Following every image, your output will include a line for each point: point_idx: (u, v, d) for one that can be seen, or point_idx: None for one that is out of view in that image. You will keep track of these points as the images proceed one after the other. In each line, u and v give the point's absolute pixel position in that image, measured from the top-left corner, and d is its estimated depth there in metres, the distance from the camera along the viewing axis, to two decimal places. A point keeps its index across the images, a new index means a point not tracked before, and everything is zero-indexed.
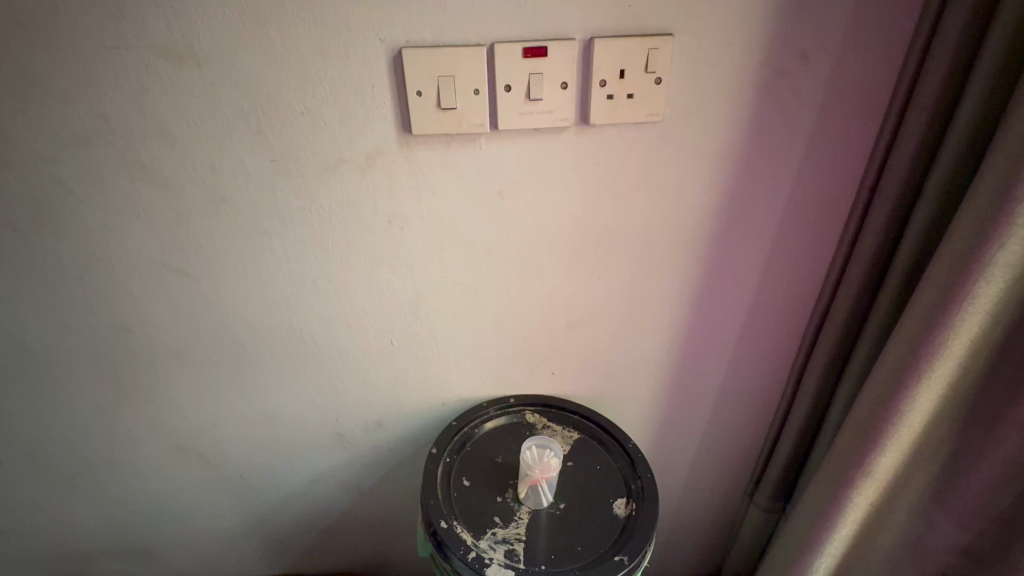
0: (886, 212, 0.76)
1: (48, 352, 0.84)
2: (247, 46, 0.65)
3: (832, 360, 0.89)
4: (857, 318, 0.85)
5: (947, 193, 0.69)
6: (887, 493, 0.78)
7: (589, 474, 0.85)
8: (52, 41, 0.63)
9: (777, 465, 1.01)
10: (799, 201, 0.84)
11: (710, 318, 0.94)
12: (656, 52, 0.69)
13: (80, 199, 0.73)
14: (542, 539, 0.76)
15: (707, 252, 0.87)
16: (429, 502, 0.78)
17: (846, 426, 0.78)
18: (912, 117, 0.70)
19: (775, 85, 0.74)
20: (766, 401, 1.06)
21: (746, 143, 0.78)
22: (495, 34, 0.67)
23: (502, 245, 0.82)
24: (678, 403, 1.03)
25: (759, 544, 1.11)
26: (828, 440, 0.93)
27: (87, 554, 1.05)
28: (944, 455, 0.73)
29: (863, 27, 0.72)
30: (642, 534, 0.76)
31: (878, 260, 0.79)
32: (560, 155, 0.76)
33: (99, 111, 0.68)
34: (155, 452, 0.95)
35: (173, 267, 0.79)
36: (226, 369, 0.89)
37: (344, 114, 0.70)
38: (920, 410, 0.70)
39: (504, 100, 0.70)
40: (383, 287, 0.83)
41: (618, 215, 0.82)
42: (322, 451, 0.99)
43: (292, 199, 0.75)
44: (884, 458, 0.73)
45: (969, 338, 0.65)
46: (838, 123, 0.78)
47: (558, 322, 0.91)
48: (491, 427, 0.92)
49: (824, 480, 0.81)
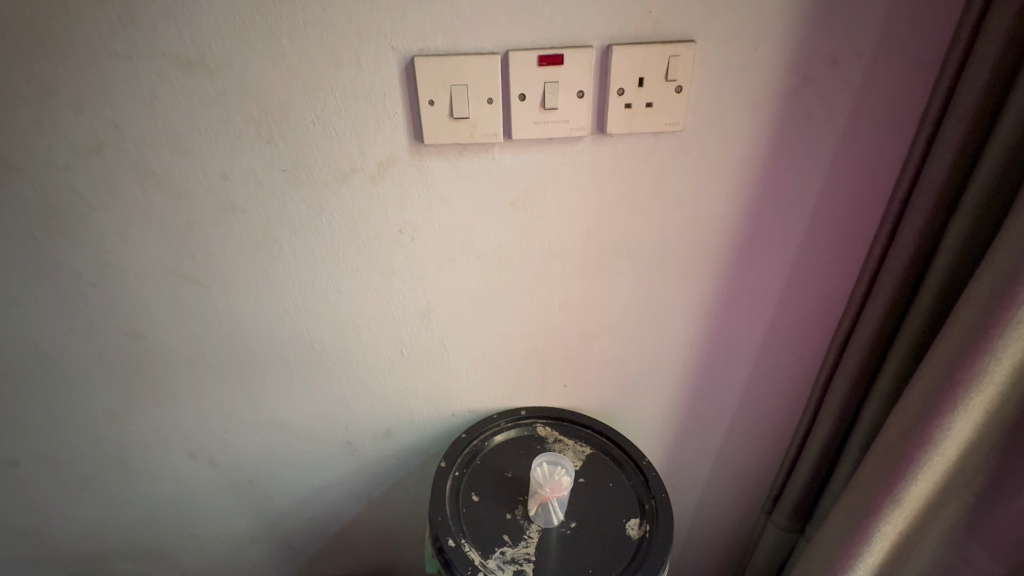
0: (919, 224, 0.72)
1: (64, 358, 0.84)
2: (257, 54, 0.64)
3: (858, 377, 0.85)
4: (885, 335, 0.81)
5: (986, 207, 0.65)
6: (918, 521, 0.74)
7: (601, 491, 0.83)
8: (65, 51, 0.63)
9: (797, 485, 0.98)
10: (825, 211, 0.81)
11: (729, 333, 0.91)
12: (677, 59, 0.66)
13: (92, 206, 0.73)
14: (552, 560, 0.74)
15: (727, 265, 0.84)
16: (436, 518, 0.77)
17: (874, 449, 0.75)
18: (949, 125, 0.66)
19: (803, 92, 0.71)
20: (786, 418, 1.02)
21: (771, 154, 0.75)
22: (508, 41, 0.65)
23: (516, 257, 0.80)
24: (695, 418, 1.00)
25: (776, 563, 1.07)
26: (853, 461, 0.89)
27: (100, 554, 1.06)
28: (978, 482, 0.69)
29: (897, 32, 0.68)
30: (656, 556, 0.74)
31: (909, 275, 0.75)
32: (575, 164, 0.74)
33: (111, 121, 0.67)
34: (167, 455, 0.95)
35: (185, 275, 0.79)
36: (238, 377, 0.88)
37: (356, 123, 0.69)
38: (955, 436, 0.66)
39: (519, 109, 0.67)
40: (394, 297, 0.82)
41: (635, 226, 0.80)
42: (331, 460, 0.98)
43: (303, 209, 0.74)
44: (915, 485, 0.69)
45: (1011, 363, 0.61)
46: (868, 133, 0.75)
47: (571, 333, 0.89)
48: (501, 439, 0.90)
49: (848, 505, 0.77)
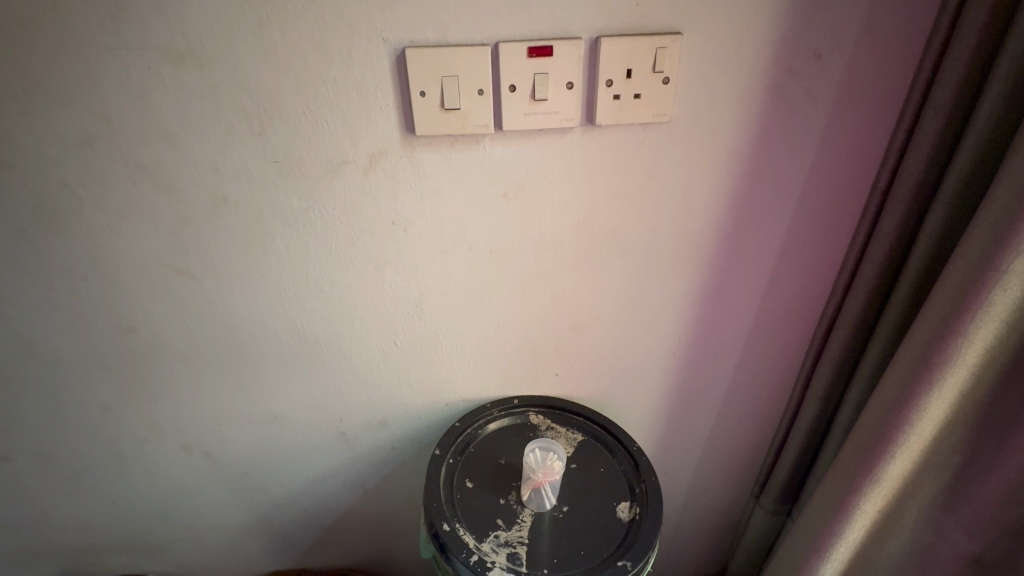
0: (899, 214, 0.74)
1: (56, 352, 0.84)
2: (248, 46, 0.64)
3: (841, 363, 0.87)
4: (867, 322, 0.83)
5: (962, 196, 0.68)
6: (896, 500, 0.76)
7: (593, 476, 0.85)
8: (54, 44, 0.63)
9: (783, 468, 1.00)
10: (810, 201, 0.82)
11: (718, 323, 0.93)
12: (663, 51, 0.68)
13: (83, 201, 0.73)
14: (545, 542, 0.76)
15: (715, 255, 0.86)
16: (431, 503, 0.78)
17: (855, 432, 0.77)
18: (927, 117, 0.68)
19: (787, 84, 0.73)
20: (773, 405, 1.05)
21: (756, 146, 0.77)
22: (498, 33, 0.66)
23: (508, 249, 0.82)
24: (684, 405, 1.03)
25: (763, 545, 1.10)
26: (835, 445, 0.92)
27: (95, 550, 1.07)
28: (954, 463, 0.71)
29: (878, 25, 0.70)
30: (644, 538, 0.75)
31: (889, 264, 0.78)
32: (566, 156, 0.75)
33: (101, 114, 0.67)
34: (162, 449, 0.96)
35: (177, 269, 0.79)
36: (231, 370, 0.89)
37: (347, 116, 0.69)
38: (930, 417, 0.68)
39: (509, 101, 0.68)
40: (387, 289, 0.83)
41: (625, 217, 0.81)
42: (325, 451, 0.99)
43: (295, 202, 0.75)
44: (893, 464, 0.72)
45: (984, 346, 0.63)
46: (851, 126, 0.77)
47: (562, 323, 0.90)
48: (494, 427, 0.92)
49: (831, 486, 0.80)
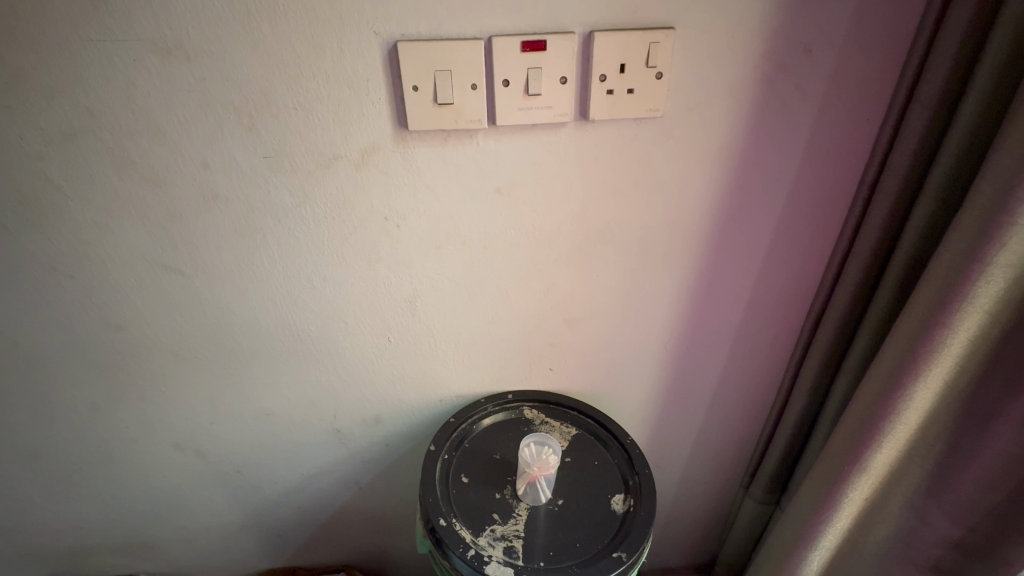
0: (886, 207, 0.75)
1: (42, 351, 0.83)
2: (236, 38, 0.63)
3: (830, 355, 0.89)
4: (855, 314, 0.84)
5: (947, 190, 0.69)
6: (882, 487, 0.78)
7: (587, 469, 0.85)
8: (35, 35, 0.61)
9: (772, 458, 1.02)
10: (800, 195, 0.83)
11: (709, 316, 0.94)
12: (656, 46, 0.68)
13: (68, 196, 0.71)
14: (540, 535, 0.77)
15: (706, 249, 0.86)
16: (428, 499, 0.78)
17: (843, 422, 0.79)
18: (914, 112, 0.69)
19: (778, 78, 0.73)
20: (763, 396, 1.06)
21: (747, 140, 0.77)
22: (491, 27, 0.66)
23: (502, 244, 0.82)
24: (676, 398, 1.04)
25: (754, 534, 1.12)
26: (823, 435, 0.93)
27: (85, 551, 1.06)
28: (937, 452, 0.72)
29: (867, 21, 0.70)
30: (639, 530, 0.76)
31: (877, 257, 0.79)
32: (559, 151, 0.75)
33: (86, 108, 0.66)
34: (152, 448, 0.95)
35: (167, 266, 0.78)
36: (223, 368, 0.88)
37: (338, 110, 0.69)
38: (916, 407, 0.70)
39: (502, 96, 0.68)
40: (381, 284, 0.83)
41: (618, 211, 0.81)
42: (320, 448, 0.98)
43: (287, 197, 0.74)
44: (880, 452, 0.74)
45: (967, 337, 0.65)
46: (840, 121, 0.78)
47: (556, 318, 0.90)
48: (489, 422, 0.92)
49: (821, 475, 0.82)
